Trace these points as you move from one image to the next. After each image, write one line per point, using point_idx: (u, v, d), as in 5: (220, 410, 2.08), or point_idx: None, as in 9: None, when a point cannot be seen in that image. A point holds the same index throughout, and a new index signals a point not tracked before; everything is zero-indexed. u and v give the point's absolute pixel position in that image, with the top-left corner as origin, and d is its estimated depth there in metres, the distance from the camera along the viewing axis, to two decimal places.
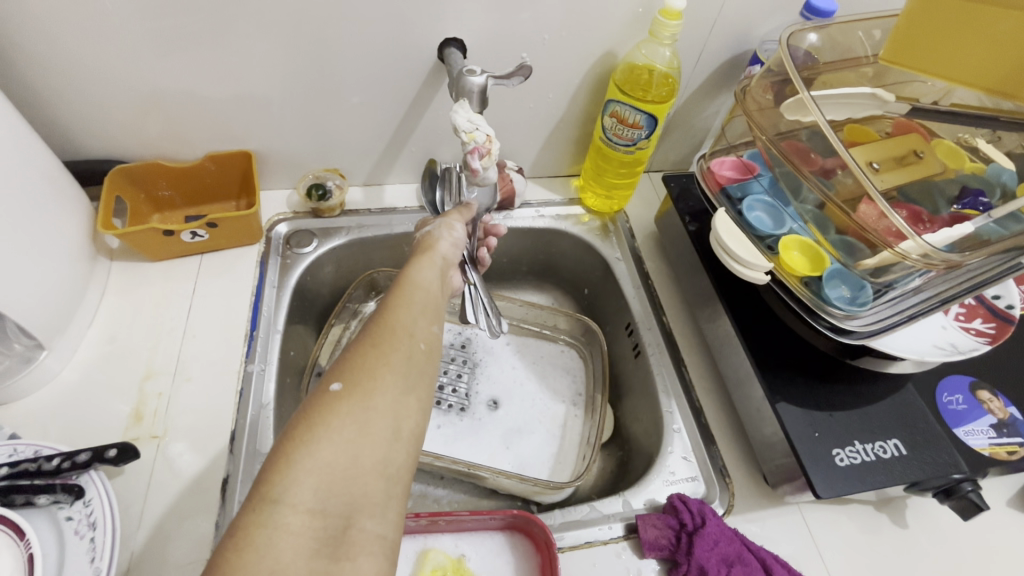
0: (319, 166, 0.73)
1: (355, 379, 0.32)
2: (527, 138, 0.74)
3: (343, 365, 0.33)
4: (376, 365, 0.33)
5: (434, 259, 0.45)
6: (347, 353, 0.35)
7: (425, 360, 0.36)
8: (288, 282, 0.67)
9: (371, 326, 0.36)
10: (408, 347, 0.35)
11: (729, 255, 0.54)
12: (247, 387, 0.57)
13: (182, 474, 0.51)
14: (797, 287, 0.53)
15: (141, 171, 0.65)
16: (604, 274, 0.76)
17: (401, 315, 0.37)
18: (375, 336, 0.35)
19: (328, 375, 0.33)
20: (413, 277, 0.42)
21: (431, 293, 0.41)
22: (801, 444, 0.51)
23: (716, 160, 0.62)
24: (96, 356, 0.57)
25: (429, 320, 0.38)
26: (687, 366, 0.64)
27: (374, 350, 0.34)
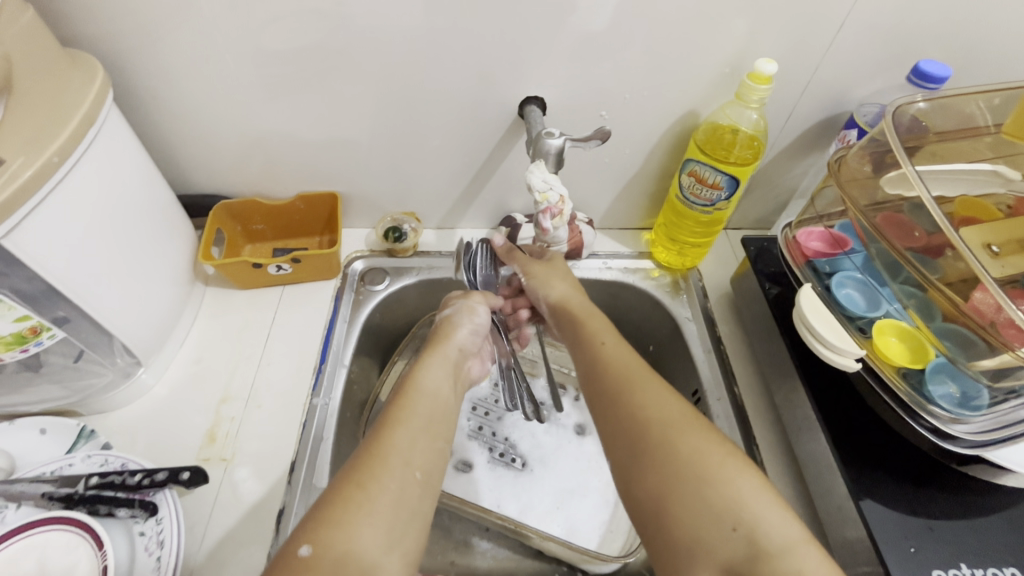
0: (397, 209, 0.76)
1: (323, 543, 0.37)
2: (600, 191, 0.74)
3: (320, 515, 0.39)
4: (358, 512, 0.39)
5: (445, 358, 0.54)
6: (319, 504, 0.40)
7: (412, 489, 0.42)
8: (358, 318, 0.70)
9: (353, 462, 0.42)
10: (396, 484, 0.42)
11: (813, 336, 0.50)
12: (310, 420, 0.59)
13: (244, 499, 0.54)
14: (894, 379, 0.47)
15: (241, 206, 0.71)
16: (672, 332, 0.73)
17: (396, 447, 0.44)
18: (361, 475, 0.41)
19: (299, 533, 0.38)
20: (423, 382, 0.50)
21: (437, 398, 0.49)
22: (894, 559, 0.45)
23: (803, 230, 0.58)
24: (183, 375, 0.62)
25: (428, 439, 0.46)
26: (759, 445, 0.59)
27: (357, 496, 0.40)
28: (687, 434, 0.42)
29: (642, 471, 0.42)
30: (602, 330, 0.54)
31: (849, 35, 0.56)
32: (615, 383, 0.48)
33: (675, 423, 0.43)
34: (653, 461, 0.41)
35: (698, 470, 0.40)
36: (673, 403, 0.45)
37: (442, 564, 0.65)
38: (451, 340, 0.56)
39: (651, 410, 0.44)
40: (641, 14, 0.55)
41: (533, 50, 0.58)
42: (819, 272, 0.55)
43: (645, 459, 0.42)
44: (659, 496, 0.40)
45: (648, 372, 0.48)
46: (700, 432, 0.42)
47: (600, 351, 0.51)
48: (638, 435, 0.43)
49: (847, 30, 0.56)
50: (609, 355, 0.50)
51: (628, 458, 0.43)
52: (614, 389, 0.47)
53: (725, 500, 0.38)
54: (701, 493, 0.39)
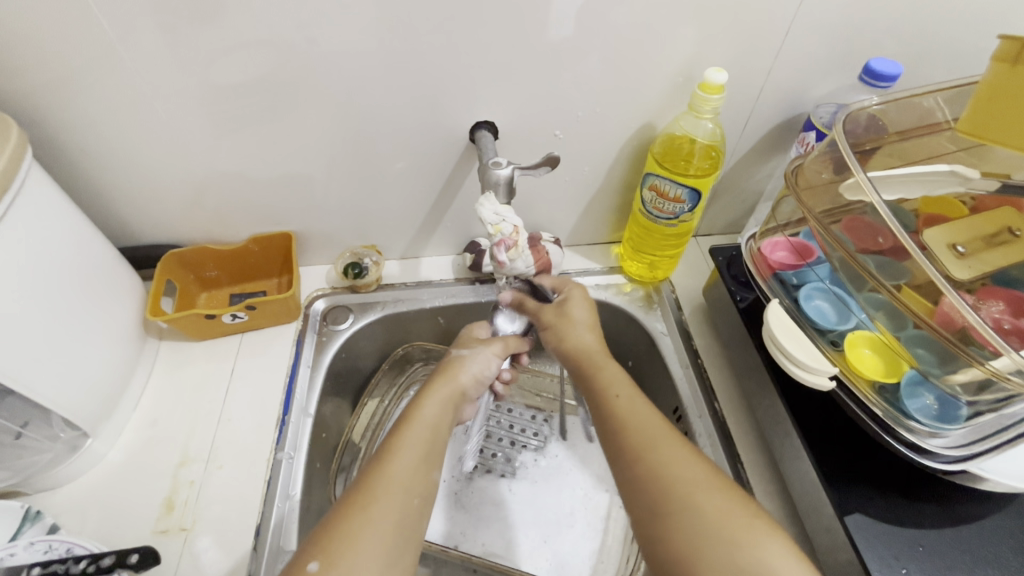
0: (357, 243, 0.73)
1: (332, 562, 0.38)
2: (563, 208, 0.72)
3: (325, 533, 0.39)
4: (354, 536, 0.39)
5: (449, 391, 0.53)
6: (321, 529, 0.40)
7: (411, 515, 0.42)
8: (322, 361, 0.67)
9: (355, 489, 0.42)
10: (396, 511, 0.42)
11: (784, 355, 0.48)
12: (275, 476, 0.57)
13: (206, 572, 0.50)
14: (869, 394, 0.46)
15: (192, 255, 0.68)
16: (649, 347, 0.71)
17: (398, 470, 0.44)
18: (363, 498, 0.42)
19: (305, 553, 0.39)
20: (421, 412, 0.49)
21: (432, 428, 0.48)
22: None
23: (767, 242, 0.56)
24: (137, 439, 0.59)
25: (425, 468, 0.45)
26: (743, 462, 0.58)
27: (357, 520, 0.40)
28: (711, 495, 0.40)
29: (667, 518, 0.40)
30: (617, 373, 0.52)
31: (797, 37, 0.55)
32: (630, 437, 0.46)
33: (699, 483, 0.41)
34: (676, 523, 0.40)
35: (724, 534, 0.38)
36: (697, 462, 0.43)
37: None
38: (459, 376, 0.54)
39: (668, 471, 0.42)
40: (585, 28, 0.53)
41: (478, 73, 0.56)
42: (785, 285, 0.53)
43: (669, 519, 0.40)
44: (679, 555, 0.39)
45: (666, 428, 0.46)
46: (722, 494, 0.41)
47: (612, 405, 0.49)
48: (659, 494, 0.42)
49: (796, 31, 0.54)
50: (621, 403, 0.48)
51: (649, 517, 0.41)
52: (634, 441, 0.45)
53: (753, 566, 0.37)
54: (728, 560, 0.38)
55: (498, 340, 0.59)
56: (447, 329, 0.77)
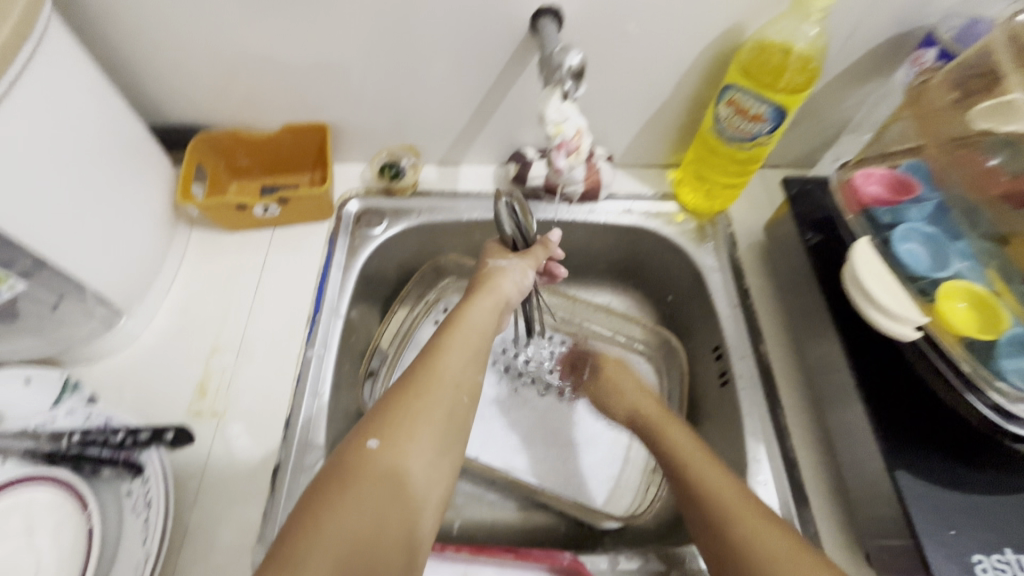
0: (395, 142, 0.69)
1: (389, 441, 0.37)
2: (621, 123, 0.65)
3: (383, 415, 0.38)
4: (412, 419, 0.38)
5: (496, 294, 0.49)
6: (375, 411, 0.39)
7: (464, 410, 0.41)
8: (354, 264, 0.64)
9: (408, 372, 0.41)
10: (448, 404, 0.40)
11: (866, 298, 0.44)
12: (305, 373, 0.56)
13: (237, 456, 0.51)
14: (957, 349, 0.42)
15: (222, 140, 0.64)
16: (696, 283, 0.67)
17: (453, 361, 0.42)
18: (416, 387, 0.40)
19: (361, 433, 0.38)
20: (470, 311, 0.47)
21: (485, 330, 0.46)
22: (930, 540, 0.41)
23: (862, 172, 0.51)
24: (170, 322, 0.59)
25: (478, 363, 0.44)
26: (784, 408, 0.56)
27: (414, 404, 0.39)
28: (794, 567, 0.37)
29: None
30: (685, 449, 0.49)
31: None
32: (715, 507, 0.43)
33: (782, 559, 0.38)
34: None
35: None
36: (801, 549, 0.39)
37: (446, 514, 0.63)
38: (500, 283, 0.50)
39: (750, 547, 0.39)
40: None
41: None
42: (876, 223, 0.49)
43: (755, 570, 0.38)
44: None
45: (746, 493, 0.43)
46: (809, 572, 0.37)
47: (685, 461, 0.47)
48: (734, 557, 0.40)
49: None
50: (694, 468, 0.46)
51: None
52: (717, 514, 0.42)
53: None
54: None
55: (531, 252, 0.53)
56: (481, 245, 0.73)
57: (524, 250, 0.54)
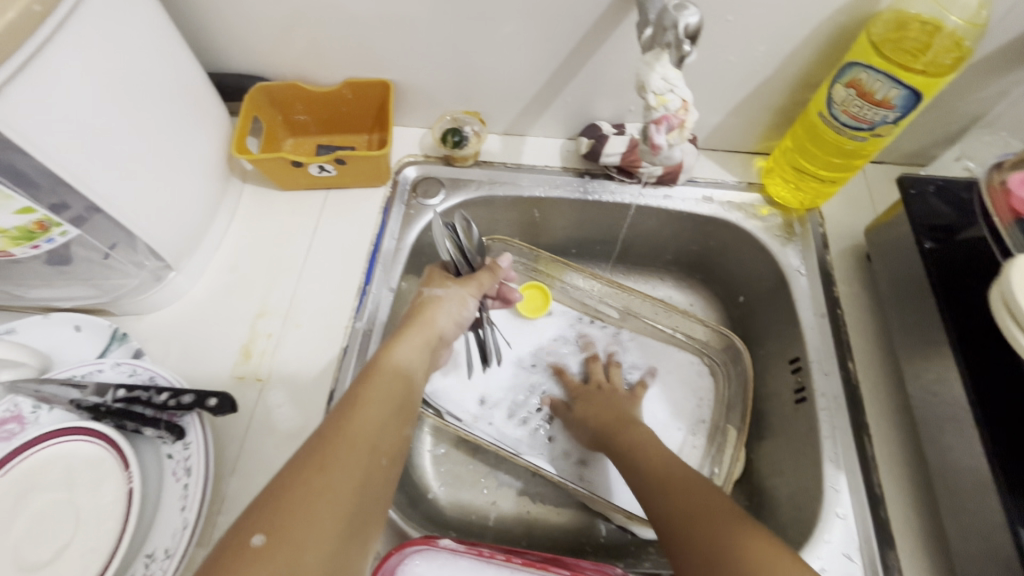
0: (459, 106, 0.63)
1: (283, 530, 0.30)
2: (713, 101, 0.58)
3: (274, 498, 0.32)
4: (315, 497, 0.33)
5: (424, 337, 0.47)
6: (265, 493, 0.33)
7: (378, 477, 0.37)
8: (408, 235, 0.61)
9: (312, 441, 0.36)
10: (361, 471, 0.35)
11: (1021, 329, 0.37)
12: (351, 346, 0.53)
13: (278, 426, 0.49)
14: None
15: (281, 91, 0.60)
16: (776, 285, 0.61)
17: (361, 426, 0.38)
18: (321, 458, 0.35)
19: (245, 524, 0.31)
20: (390, 362, 0.44)
21: (404, 383, 0.43)
22: None
23: (1020, 175, 0.44)
24: (219, 280, 0.57)
25: (396, 423, 0.40)
26: (871, 434, 0.50)
27: (318, 478, 0.34)
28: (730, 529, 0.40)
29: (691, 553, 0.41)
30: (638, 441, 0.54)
31: None
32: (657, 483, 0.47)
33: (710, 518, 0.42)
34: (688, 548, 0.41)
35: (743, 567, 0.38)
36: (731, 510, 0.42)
37: (483, 503, 0.61)
38: (433, 318, 0.49)
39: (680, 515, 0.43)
40: None
41: None
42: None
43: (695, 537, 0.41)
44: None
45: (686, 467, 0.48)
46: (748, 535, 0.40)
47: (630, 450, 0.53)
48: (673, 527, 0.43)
49: None
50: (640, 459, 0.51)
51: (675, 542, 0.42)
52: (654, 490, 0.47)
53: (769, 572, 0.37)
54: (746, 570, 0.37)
55: (474, 277, 0.52)
56: (540, 225, 0.69)
57: (467, 275, 0.53)
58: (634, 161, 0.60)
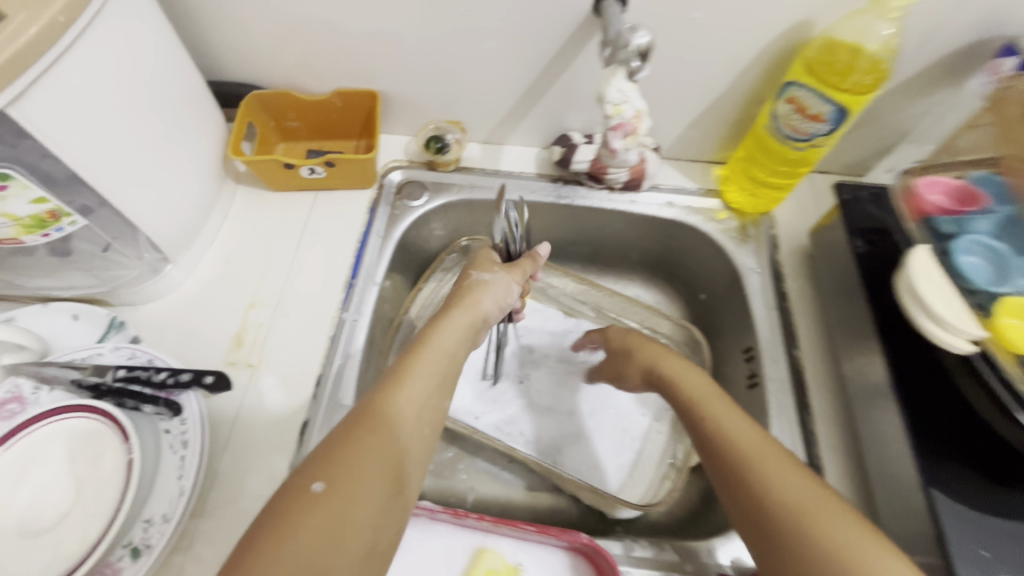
0: (442, 116, 0.68)
1: (338, 481, 0.33)
2: (673, 115, 0.64)
3: (332, 453, 0.35)
4: (365, 456, 0.35)
5: (470, 314, 0.48)
6: (321, 448, 0.35)
7: (421, 445, 0.39)
8: (393, 234, 0.65)
9: (362, 404, 0.39)
10: (407, 437, 0.38)
11: (924, 309, 0.43)
12: (338, 335, 0.57)
13: (268, 407, 0.52)
14: (1010, 364, 0.42)
15: (274, 99, 0.65)
16: (733, 282, 0.66)
17: (407, 398, 0.39)
18: (369, 421, 0.37)
19: (306, 472, 0.34)
20: (437, 336, 0.45)
21: (449, 358, 0.44)
22: (960, 559, 0.41)
23: (926, 178, 0.49)
24: (212, 274, 0.60)
25: (441, 395, 0.42)
26: (813, 414, 0.55)
27: (368, 441, 0.36)
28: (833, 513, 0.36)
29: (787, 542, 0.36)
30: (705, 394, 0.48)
31: None
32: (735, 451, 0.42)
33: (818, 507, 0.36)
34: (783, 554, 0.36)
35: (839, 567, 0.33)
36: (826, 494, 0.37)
37: (461, 488, 0.64)
38: (479, 298, 0.50)
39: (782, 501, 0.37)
40: None
41: None
42: (938, 233, 0.47)
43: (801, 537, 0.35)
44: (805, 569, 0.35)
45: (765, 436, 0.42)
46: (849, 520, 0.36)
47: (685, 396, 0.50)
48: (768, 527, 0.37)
49: None
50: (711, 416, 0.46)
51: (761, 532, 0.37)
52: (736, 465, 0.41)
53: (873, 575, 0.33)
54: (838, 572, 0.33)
55: (518, 264, 0.53)
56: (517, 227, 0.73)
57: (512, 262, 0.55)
58: (601, 169, 0.64)
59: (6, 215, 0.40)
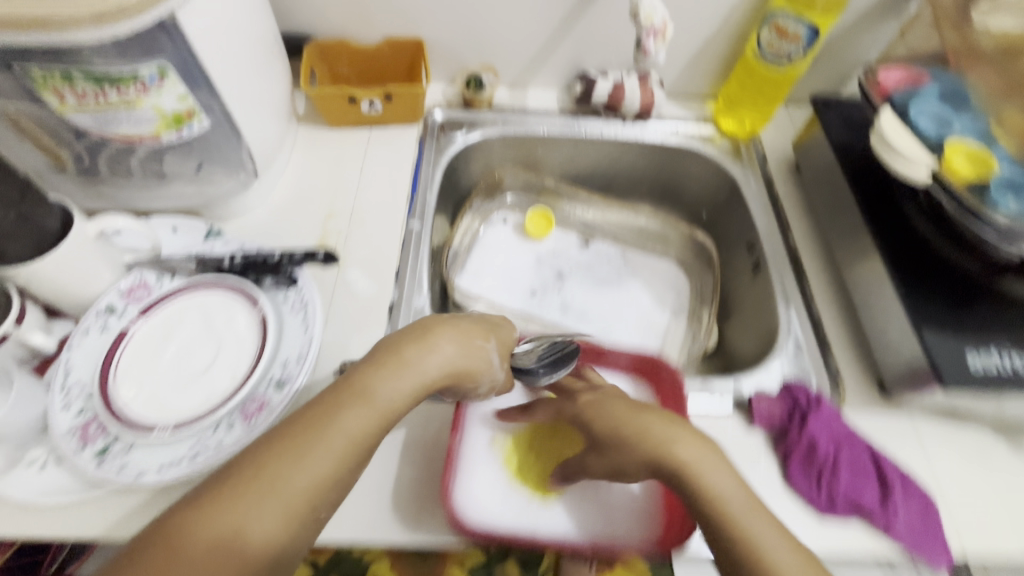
0: (476, 62, 0.79)
1: (175, 573, 0.31)
2: (676, 52, 0.76)
3: (179, 531, 0.32)
4: (210, 553, 0.32)
5: (413, 372, 0.41)
6: (176, 511, 0.33)
7: (297, 529, 0.34)
8: (441, 162, 0.75)
9: (235, 463, 0.35)
10: (275, 520, 0.34)
11: (885, 150, 0.51)
12: (409, 238, 0.66)
13: (358, 293, 0.61)
14: (962, 193, 0.48)
15: (332, 47, 0.74)
16: (732, 192, 0.78)
17: (281, 471, 0.35)
18: (235, 487, 0.34)
19: (152, 554, 0.31)
20: (368, 384, 0.39)
21: (373, 415, 0.38)
22: (930, 335, 0.53)
23: (882, 70, 0.57)
24: (288, 194, 0.68)
25: (339, 461, 0.36)
26: (809, 281, 0.67)
27: (218, 518, 0.33)
28: (766, 530, 0.39)
29: (719, 551, 0.40)
30: (647, 435, 0.44)
31: None
32: (662, 445, 0.43)
33: (734, 502, 0.40)
34: (726, 543, 0.39)
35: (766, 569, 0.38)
36: (780, 531, 0.40)
37: None
38: (464, 369, 0.45)
39: (716, 498, 0.41)
40: None
41: None
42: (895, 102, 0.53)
43: (729, 563, 0.39)
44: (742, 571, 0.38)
45: (707, 442, 0.44)
46: (782, 537, 0.39)
47: (617, 422, 0.46)
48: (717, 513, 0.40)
49: None
50: (652, 423, 0.45)
51: (710, 536, 0.41)
52: (674, 457, 0.43)
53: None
54: None
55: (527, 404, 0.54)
56: (543, 160, 0.84)
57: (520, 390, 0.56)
58: (618, 99, 0.76)
59: (157, 109, 0.48)
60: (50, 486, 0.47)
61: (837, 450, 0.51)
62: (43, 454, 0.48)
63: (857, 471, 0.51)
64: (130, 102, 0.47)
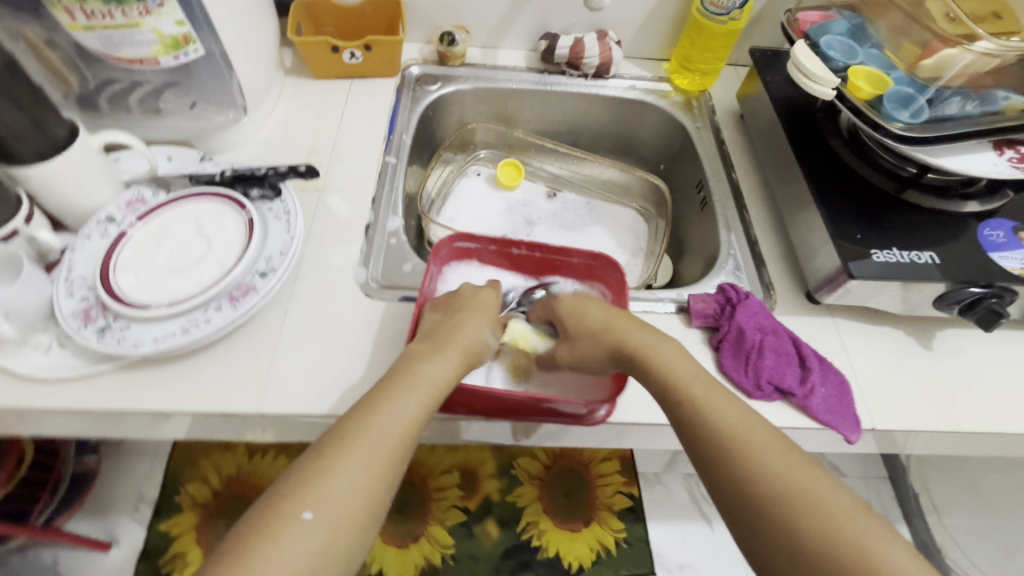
0: (450, 23, 0.86)
1: (323, 508, 0.40)
2: (631, 13, 0.84)
3: (310, 477, 0.41)
4: (338, 485, 0.41)
5: (455, 349, 0.50)
6: (301, 466, 0.42)
7: (400, 467, 0.44)
8: (416, 110, 0.81)
9: (341, 426, 0.44)
10: (389, 459, 0.43)
11: (801, 72, 0.58)
12: (386, 171, 0.72)
13: (337, 215, 0.67)
14: (864, 107, 0.57)
15: (316, 5, 0.80)
16: (683, 141, 0.86)
17: (382, 423, 0.44)
18: (347, 442, 0.43)
19: (296, 496, 0.40)
20: (422, 368, 0.48)
21: (438, 381, 0.48)
22: (842, 238, 0.60)
23: (802, 13, 0.65)
24: (274, 133, 0.74)
25: (422, 416, 0.46)
26: (749, 211, 0.74)
27: (342, 462, 0.42)
28: (767, 444, 0.42)
29: (727, 466, 0.42)
30: (664, 363, 0.49)
31: None
32: (668, 377, 0.47)
33: (740, 422, 0.43)
34: (726, 455, 0.42)
35: (768, 477, 0.40)
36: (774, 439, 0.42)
37: None
38: (472, 341, 0.52)
39: (719, 416, 0.44)
40: None
41: None
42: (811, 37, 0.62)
43: (737, 469, 0.41)
44: (748, 486, 0.40)
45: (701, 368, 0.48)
46: (785, 447, 0.41)
47: (645, 356, 0.49)
48: (715, 437, 0.43)
49: None
50: (660, 353, 0.49)
51: (706, 455, 0.43)
52: (677, 389, 0.46)
53: (795, 489, 0.39)
54: (786, 520, 0.38)
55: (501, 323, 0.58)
56: (512, 115, 0.91)
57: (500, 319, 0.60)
58: (579, 55, 0.83)
59: (156, 32, 0.55)
60: (56, 364, 0.52)
61: (762, 336, 0.58)
62: (48, 339, 0.53)
63: (781, 354, 0.58)
64: (134, 24, 0.54)
